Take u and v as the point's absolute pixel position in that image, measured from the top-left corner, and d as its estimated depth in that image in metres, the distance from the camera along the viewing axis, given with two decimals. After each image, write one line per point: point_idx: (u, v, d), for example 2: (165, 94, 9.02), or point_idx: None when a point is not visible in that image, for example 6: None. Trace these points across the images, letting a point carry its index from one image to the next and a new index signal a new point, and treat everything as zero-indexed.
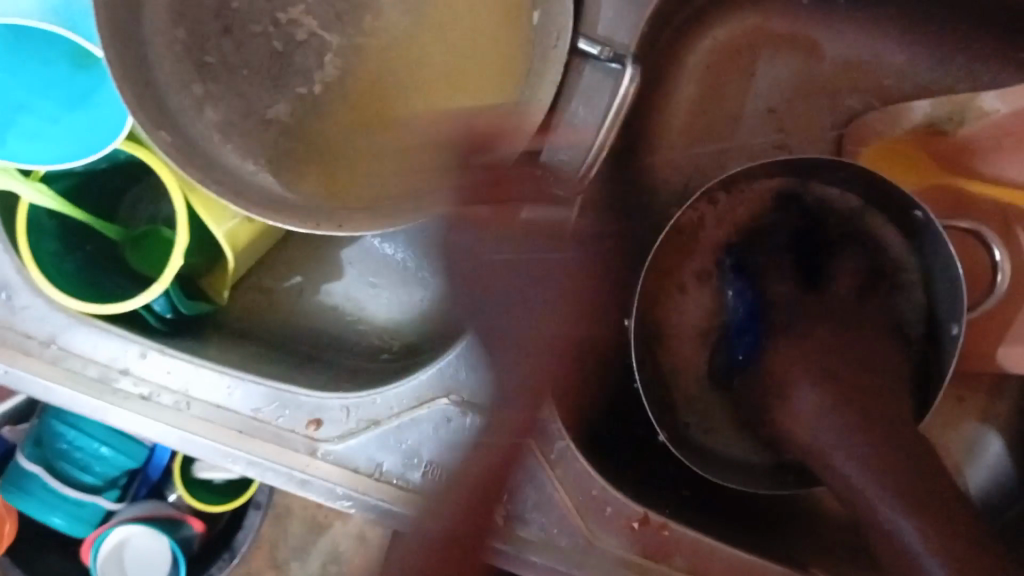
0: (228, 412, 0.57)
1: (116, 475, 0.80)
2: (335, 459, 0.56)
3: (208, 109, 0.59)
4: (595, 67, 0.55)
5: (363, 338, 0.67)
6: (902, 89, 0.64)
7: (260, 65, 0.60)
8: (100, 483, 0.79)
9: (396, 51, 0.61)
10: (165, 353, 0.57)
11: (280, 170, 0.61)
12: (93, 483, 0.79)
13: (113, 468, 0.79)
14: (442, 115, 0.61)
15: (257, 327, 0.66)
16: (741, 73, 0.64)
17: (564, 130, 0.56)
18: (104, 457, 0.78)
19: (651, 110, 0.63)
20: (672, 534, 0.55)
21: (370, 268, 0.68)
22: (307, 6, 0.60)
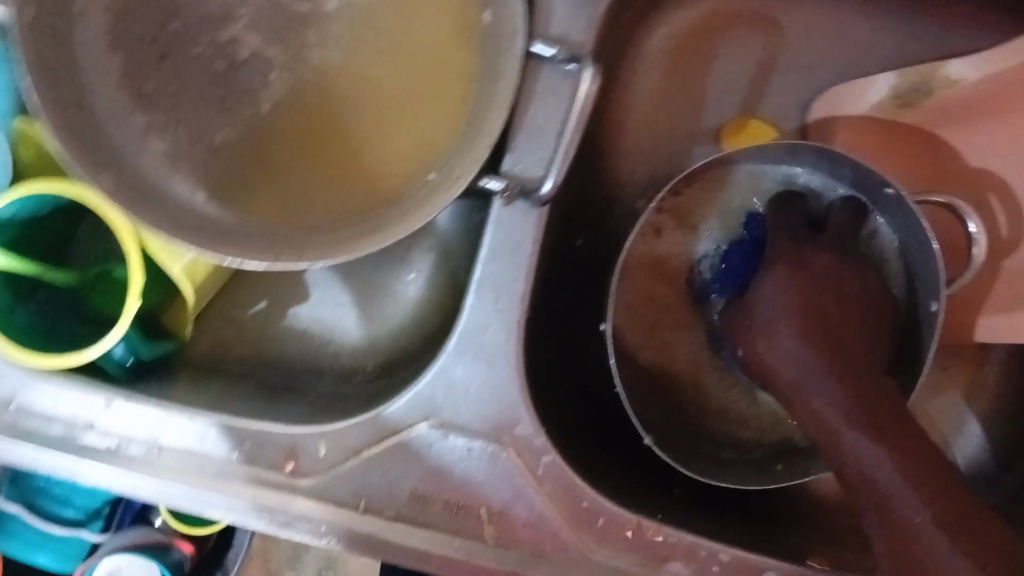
0: (202, 456, 0.55)
1: (99, 505, 0.78)
2: (315, 495, 0.54)
3: (154, 139, 0.56)
4: (551, 68, 0.52)
5: (337, 360, 0.64)
6: (869, 62, 0.61)
7: (205, 91, 0.57)
8: (83, 516, 0.77)
9: (343, 63, 0.58)
10: (131, 400, 0.55)
11: (231, 197, 0.58)
12: (75, 516, 0.77)
13: (93, 498, 0.77)
14: (397, 126, 0.58)
15: (224, 360, 0.64)
16: (705, 57, 0.62)
17: (527, 135, 0.53)
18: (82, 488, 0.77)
19: (615, 102, 0.61)
20: (667, 538, 0.53)
21: (336, 284, 0.66)
22: (247, 22, 0.57)
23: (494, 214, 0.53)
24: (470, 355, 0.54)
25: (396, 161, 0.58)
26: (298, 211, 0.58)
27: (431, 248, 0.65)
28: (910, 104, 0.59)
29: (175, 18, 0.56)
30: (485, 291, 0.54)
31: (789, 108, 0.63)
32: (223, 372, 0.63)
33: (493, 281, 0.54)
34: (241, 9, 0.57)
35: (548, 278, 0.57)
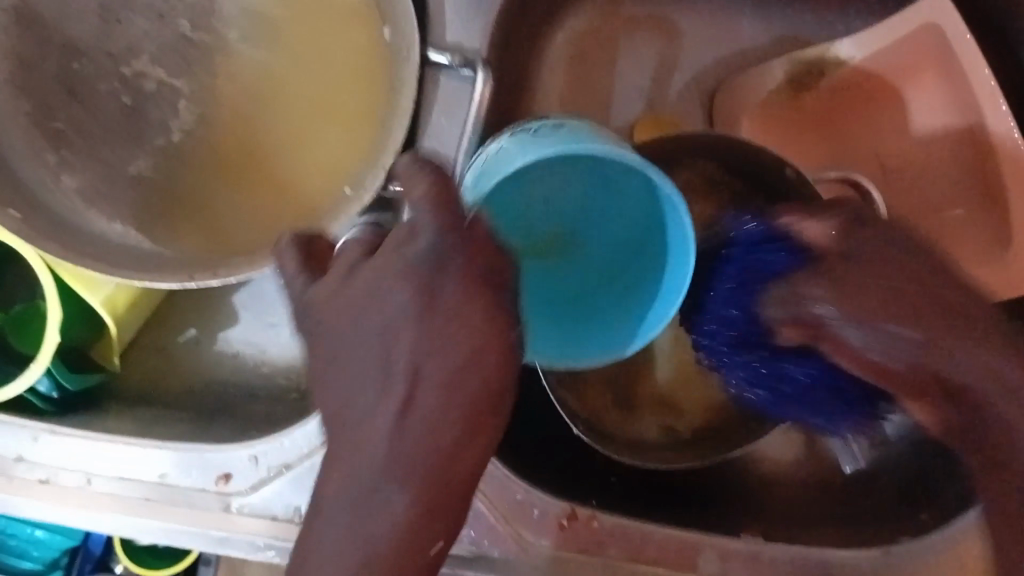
0: (136, 481, 0.56)
1: (57, 556, 0.77)
2: (250, 512, 0.55)
3: (65, 175, 0.59)
4: (447, 76, 0.54)
5: (273, 379, 0.65)
6: (762, 55, 0.63)
7: (114, 126, 0.59)
8: (40, 567, 0.77)
9: (250, 87, 0.59)
10: (59, 432, 0.57)
11: (151, 227, 0.60)
12: (32, 569, 0.77)
13: (49, 550, 0.77)
14: (310, 148, 0.59)
15: (155, 389, 0.65)
16: (606, 61, 0.63)
17: (432, 142, 0.55)
18: (37, 539, 0.76)
19: (521, 108, 0.63)
20: (601, 524, 0.54)
21: (266, 306, 0.66)
22: (152, 55, 0.58)
23: None
24: None
25: (310, 182, 0.59)
26: (215, 236, 0.59)
27: None
28: (805, 88, 0.61)
29: (79, 57, 0.58)
30: None
31: (693, 102, 0.63)
32: (159, 402, 0.64)
33: None
34: (145, 43, 0.58)
35: None
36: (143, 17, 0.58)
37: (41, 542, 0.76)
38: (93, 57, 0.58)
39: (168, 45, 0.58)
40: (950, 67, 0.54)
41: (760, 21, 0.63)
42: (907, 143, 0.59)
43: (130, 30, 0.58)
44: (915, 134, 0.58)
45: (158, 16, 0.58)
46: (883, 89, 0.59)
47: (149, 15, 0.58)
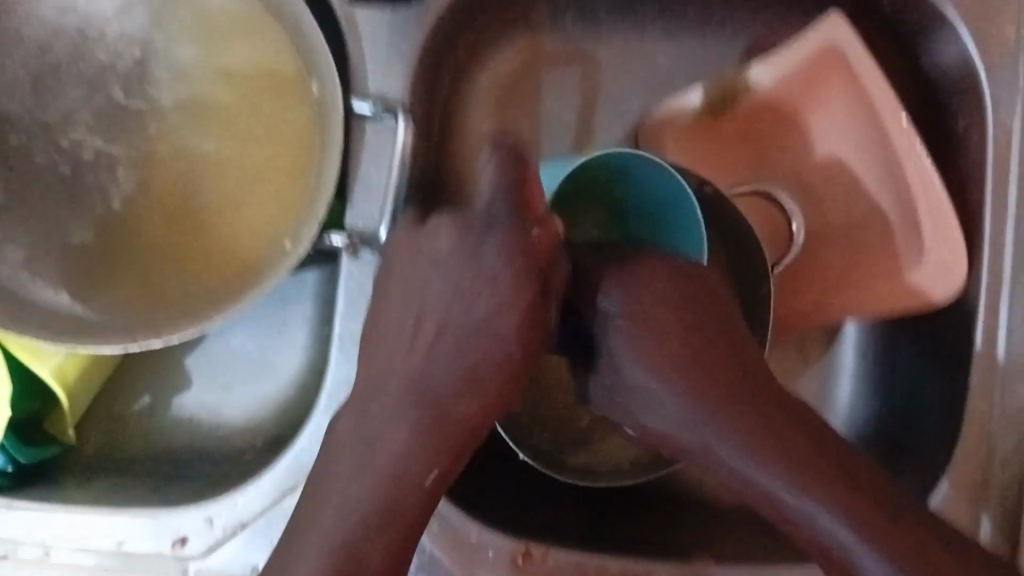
0: (94, 554, 0.56)
1: None
2: (209, 574, 0.55)
3: (9, 248, 0.60)
4: (371, 125, 0.56)
5: (226, 441, 0.65)
6: (684, 83, 0.65)
7: (54, 195, 0.60)
8: None
9: (185, 150, 0.61)
10: (12, 505, 0.57)
11: (94, 297, 0.60)
12: None
13: None
14: (247, 207, 0.60)
15: (111, 458, 0.65)
16: (530, 99, 0.65)
17: (360, 189, 0.56)
18: None
19: (453, 151, 0.64)
20: (556, 559, 0.54)
21: (218, 368, 0.66)
22: (87, 125, 0.60)
23: (345, 269, 0.56)
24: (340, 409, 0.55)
25: (251, 240, 0.60)
26: (158, 301, 0.60)
27: (307, 318, 0.66)
28: (722, 112, 0.61)
29: (16, 130, 0.59)
30: (346, 343, 0.56)
31: (618, 133, 0.65)
32: (115, 470, 0.64)
33: (350, 332, 0.56)
34: (79, 114, 0.60)
35: None
36: (77, 89, 0.60)
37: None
38: (30, 129, 0.60)
39: (103, 113, 0.60)
40: (861, 84, 0.57)
41: (675, 50, 0.65)
42: (835, 154, 0.61)
43: (64, 104, 0.60)
44: (847, 144, 0.60)
45: (91, 87, 0.60)
46: (808, 104, 0.60)
47: (83, 87, 0.60)
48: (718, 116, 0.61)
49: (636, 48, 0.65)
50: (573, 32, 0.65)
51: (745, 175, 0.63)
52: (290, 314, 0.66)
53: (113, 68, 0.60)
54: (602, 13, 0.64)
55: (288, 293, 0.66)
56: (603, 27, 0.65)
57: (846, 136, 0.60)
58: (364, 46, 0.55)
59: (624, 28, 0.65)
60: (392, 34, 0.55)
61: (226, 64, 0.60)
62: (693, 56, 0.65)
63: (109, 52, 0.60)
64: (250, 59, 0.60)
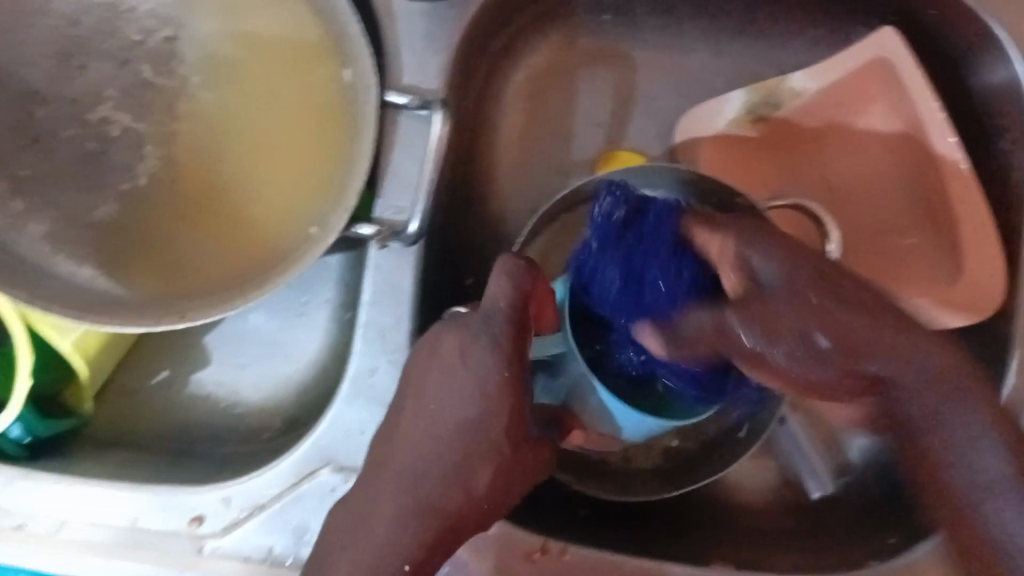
0: (109, 526, 0.56)
1: None
2: (223, 554, 0.55)
3: (32, 223, 0.59)
4: (406, 115, 0.55)
5: (243, 421, 0.65)
6: (720, 85, 0.64)
7: (79, 171, 0.60)
8: None
9: (213, 130, 0.60)
10: (29, 477, 0.57)
11: (118, 272, 0.60)
12: None
13: None
14: (273, 190, 0.60)
15: (128, 431, 0.65)
16: (563, 93, 0.64)
17: (392, 180, 0.55)
18: None
19: (483, 143, 0.63)
20: (572, 557, 0.54)
21: (239, 346, 0.66)
22: (115, 101, 0.60)
23: (371, 259, 0.55)
24: (362, 399, 0.55)
25: (277, 223, 0.60)
26: (183, 280, 0.59)
27: (328, 300, 0.65)
28: (760, 117, 0.60)
29: (42, 104, 0.59)
30: (370, 335, 0.55)
31: (651, 134, 0.64)
32: (131, 444, 0.64)
33: (374, 324, 0.55)
34: (107, 90, 0.59)
35: (429, 316, 0.58)
36: (106, 64, 0.59)
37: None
38: (57, 104, 0.59)
39: (131, 90, 0.60)
40: (902, 96, 0.57)
41: (713, 53, 0.64)
42: (870, 164, 0.60)
43: (92, 78, 0.59)
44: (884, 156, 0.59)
45: (120, 62, 0.59)
46: (847, 112, 0.60)
47: (112, 62, 0.59)
48: (756, 121, 0.60)
49: (673, 47, 0.64)
50: (610, 29, 0.64)
51: (776, 181, 0.62)
52: (312, 295, 0.66)
53: (143, 45, 0.59)
54: (640, 11, 0.63)
55: (311, 276, 0.65)
56: (640, 24, 0.64)
57: (886, 150, 0.59)
58: (401, 36, 0.55)
59: (661, 25, 0.63)
60: (430, 25, 0.54)
61: (258, 44, 0.59)
62: (731, 59, 0.64)
63: (137, 30, 0.59)
64: (281, 39, 0.59)
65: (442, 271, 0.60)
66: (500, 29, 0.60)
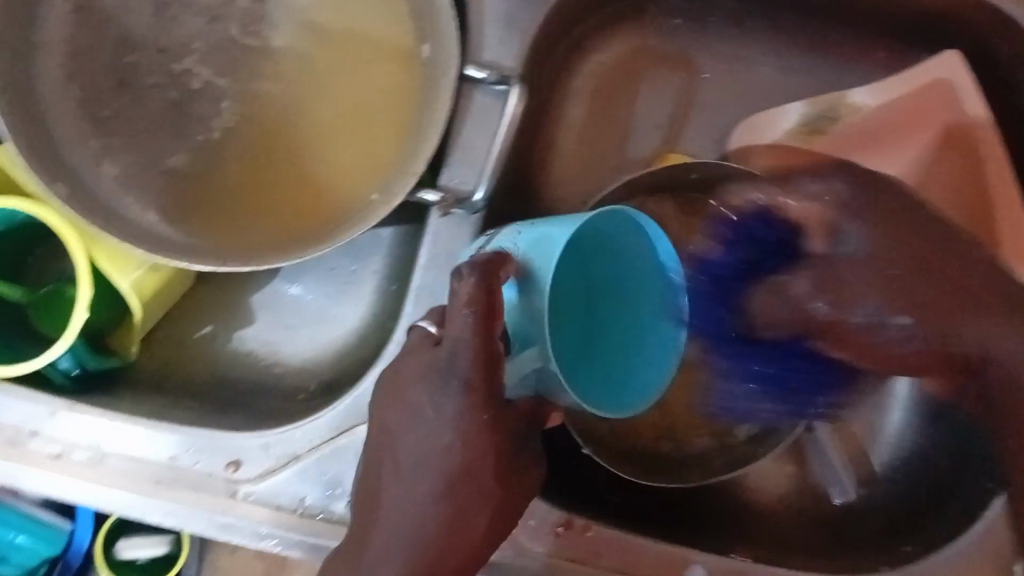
0: (146, 462, 0.57)
1: (38, 565, 0.78)
2: (257, 499, 0.56)
3: (107, 163, 0.61)
4: (482, 91, 0.57)
5: (283, 380, 0.66)
6: (780, 99, 0.66)
7: (155, 118, 0.61)
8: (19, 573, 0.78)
9: (286, 88, 0.62)
10: (74, 408, 0.57)
11: (182, 219, 0.62)
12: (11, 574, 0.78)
13: (33, 557, 0.78)
14: (337, 154, 0.62)
15: (168, 378, 0.65)
16: (627, 94, 0.66)
17: (461, 154, 0.56)
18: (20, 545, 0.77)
19: (546, 133, 0.65)
20: (596, 535, 0.55)
21: (284, 310, 0.68)
22: (200, 55, 0.61)
23: (432, 224, 0.56)
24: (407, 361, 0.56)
25: (339, 186, 0.62)
26: (244, 233, 0.62)
27: (376, 272, 0.67)
28: (818, 131, 0.62)
29: (130, 50, 0.60)
30: (420, 299, 0.56)
31: (707, 143, 0.66)
32: (169, 390, 0.65)
33: (428, 288, 0.56)
34: (193, 42, 0.61)
35: None
36: (194, 20, 0.61)
37: (20, 550, 0.77)
38: (145, 50, 0.60)
39: (217, 45, 0.61)
40: (959, 117, 0.58)
41: (776, 67, 0.66)
42: (938, 189, 0.60)
43: (181, 29, 0.60)
44: (951, 182, 0.59)
45: (210, 18, 0.61)
46: (916, 129, 0.60)
47: (202, 18, 0.61)
48: (811, 133, 0.62)
49: (739, 58, 0.66)
50: (679, 35, 0.66)
51: None
52: (361, 265, 0.67)
53: (234, 4, 0.61)
54: (711, 20, 0.65)
55: (363, 244, 0.67)
56: (708, 34, 0.66)
57: (940, 167, 0.60)
58: (486, 13, 0.57)
59: (730, 37, 0.66)
60: (516, 6, 0.57)
61: (343, 12, 0.61)
62: (791, 74, 0.66)
63: None
64: (369, 13, 0.61)
65: None
66: (574, 23, 0.63)
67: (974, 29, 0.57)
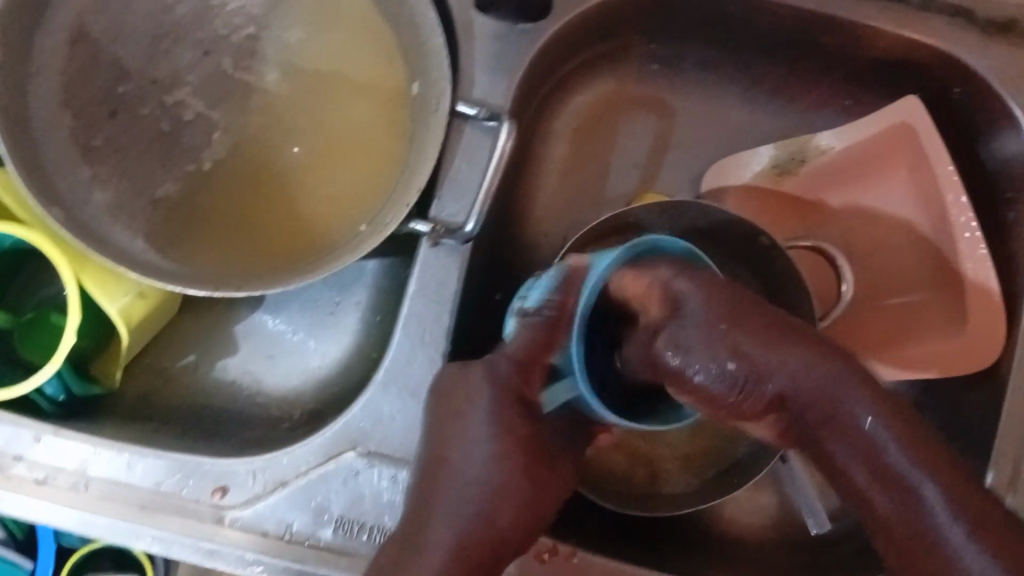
0: (131, 487, 0.57)
1: None
2: (243, 526, 0.56)
3: (96, 191, 0.61)
4: (472, 127, 0.59)
5: (266, 410, 0.67)
6: (751, 142, 0.69)
7: (149, 146, 0.62)
8: None
9: (278, 122, 0.64)
10: (59, 433, 0.57)
11: (170, 248, 0.62)
12: None
13: None
14: (326, 186, 0.63)
15: (151, 407, 0.66)
16: (606, 135, 0.69)
17: (449, 187, 0.59)
18: None
19: (529, 170, 0.67)
20: (581, 561, 0.56)
21: (266, 340, 0.68)
22: (193, 87, 0.62)
23: (421, 255, 0.58)
24: (395, 388, 0.58)
25: (324, 218, 0.63)
26: (232, 262, 0.62)
27: (360, 304, 0.68)
28: (788, 172, 0.65)
29: (124, 81, 0.61)
30: (410, 326, 0.58)
31: (683, 182, 0.69)
32: (151, 418, 0.65)
33: (417, 316, 0.58)
34: (187, 76, 0.62)
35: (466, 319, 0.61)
36: (186, 54, 0.62)
37: None
38: (137, 83, 0.61)
39: (210, 79, 0.63)
40: (922, 162, 0.62)
41: (747, 112, 0.69)
42: (900, 227, 0.64)
43: (175, 63, 0.62)
44: (911, 222, 0.64)
45: (204, 52, 0.62)
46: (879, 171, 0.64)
47: (196, 52, 0.62)
48: (782, 174, 0.65)
49: (713, 103, 0.69)
50: (656, 80, 0.69)
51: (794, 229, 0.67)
52: (345, 296, 0.68)
53: (227, 39, 0.62)
54: (687, 66, 0.68)
55: (347, 277, 0.69)
56: (683, 80, 0.69)
57: (905, 207, 0.64)
58: (476, 54, 0.59)
59: (704, 82, 0.69)
60: (505, 46, 0.59)
61: (332, 49, 0.63)
62: (762, 119, 0.69)
63: (223, 25, 0.62)
64: (360, 53, 0.63)
65: (484, 282, 0.63)
66: (557, 65, 0.65)
67: (935, 78, 0.61)
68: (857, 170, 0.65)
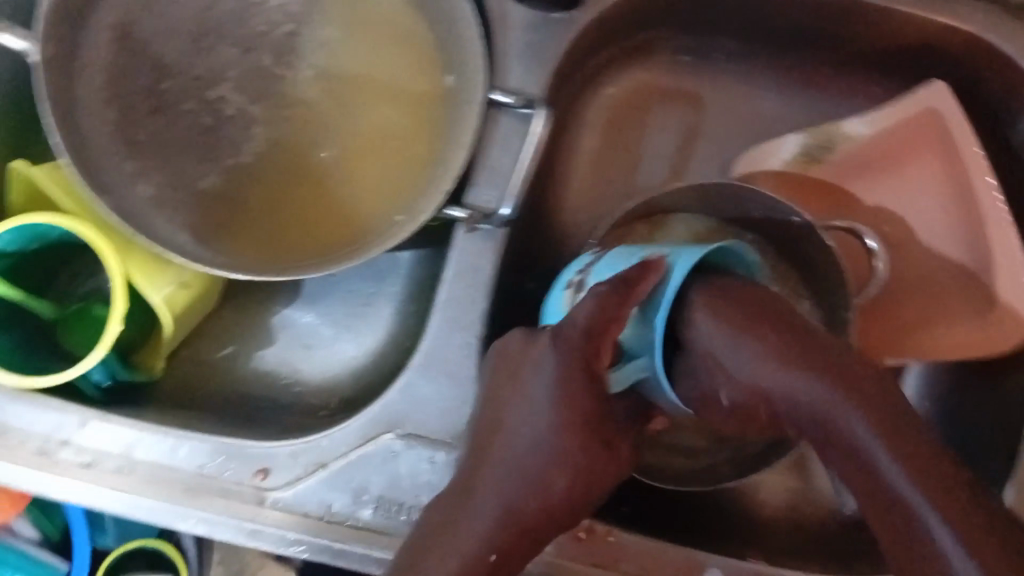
0: (175, 470, 0.58)
1: None
2: (285, 506, 0.57)
3: (141, 183, 0.63)
4: (507, 115, 0.61)
5: (302, 398, 0.68)
6: (780, 129, 0.70)
7: (194, 140, 0.64)
8: None
9: (316, 116, 0.65)
10: (106, 418, 0.58)
11: (213, 239, 0.64)
12: None
13: None
14: (363, 177, 0.65)
15: (193, 395, 0.67)
16: (637, 125, 0.70)
17: (487, 174, 0.60)
18: None
19: (562, 160, 0.69)
20: (617, 540, 0.56)
21: (303, 331, 0.70)
22: (234, 83, 0.64)
23: (457, 240, 0.60)
24: (432, 371, 0.59)
25: (362, 208, 0.65)
26: (274, 255, 0.64)
27: (394, 295, 0.70)
28: (816, 160, 0.66)
29: (168, 77, 0.63)
30: (447, 311, 0.59)
31: (712, 170, 0.70)
32: (191, 406, 0.66)
33: (454, 300, 0.59)
34: (227, 72, 0.63)
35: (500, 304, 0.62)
36: (228, 51, 0.63)
37: None
38: (182, 78, 0.63)
39: (252, 74, 0.64)
40: (949, 146, 0.62)
41: (777, 100, 0.70)
42: (931, 210, 0.65)
43: (216, 60, 0.63)
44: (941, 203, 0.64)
45: (246, 49, 0.63)
46: (908, 155, 0.65)
47: (236, 49, 0.63)
48: (810, 163, 0.66)
49: (743, 92, 0.70)
50: (686, 72, 0.70)
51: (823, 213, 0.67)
52: (380, 288, 0.70)
53: (268, 36, 0.64)
54: (717, 57, 0.69)
55: (383, 267, 0.70)
56: (713, 70, 0.70)
57: (933, 189, 0.65)
58: (511, 44, 0.61)
59: (733, 72, 0.70)
60: (538, 37, 0.61)
61: (368, 43, 0.64)
62: (792, 108, 0.70)
63: (264, 22, 0.63)
64: (397, 47, 0.65)
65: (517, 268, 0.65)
66: (589, 57, 0.66)
67: (964, 63, 0.62)
68: (887, 155, 0.65)
